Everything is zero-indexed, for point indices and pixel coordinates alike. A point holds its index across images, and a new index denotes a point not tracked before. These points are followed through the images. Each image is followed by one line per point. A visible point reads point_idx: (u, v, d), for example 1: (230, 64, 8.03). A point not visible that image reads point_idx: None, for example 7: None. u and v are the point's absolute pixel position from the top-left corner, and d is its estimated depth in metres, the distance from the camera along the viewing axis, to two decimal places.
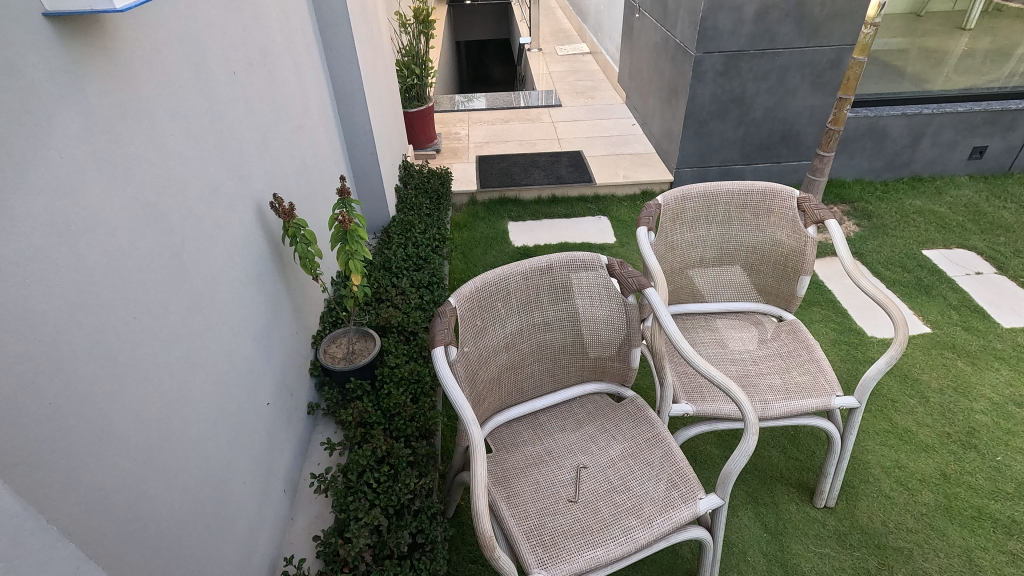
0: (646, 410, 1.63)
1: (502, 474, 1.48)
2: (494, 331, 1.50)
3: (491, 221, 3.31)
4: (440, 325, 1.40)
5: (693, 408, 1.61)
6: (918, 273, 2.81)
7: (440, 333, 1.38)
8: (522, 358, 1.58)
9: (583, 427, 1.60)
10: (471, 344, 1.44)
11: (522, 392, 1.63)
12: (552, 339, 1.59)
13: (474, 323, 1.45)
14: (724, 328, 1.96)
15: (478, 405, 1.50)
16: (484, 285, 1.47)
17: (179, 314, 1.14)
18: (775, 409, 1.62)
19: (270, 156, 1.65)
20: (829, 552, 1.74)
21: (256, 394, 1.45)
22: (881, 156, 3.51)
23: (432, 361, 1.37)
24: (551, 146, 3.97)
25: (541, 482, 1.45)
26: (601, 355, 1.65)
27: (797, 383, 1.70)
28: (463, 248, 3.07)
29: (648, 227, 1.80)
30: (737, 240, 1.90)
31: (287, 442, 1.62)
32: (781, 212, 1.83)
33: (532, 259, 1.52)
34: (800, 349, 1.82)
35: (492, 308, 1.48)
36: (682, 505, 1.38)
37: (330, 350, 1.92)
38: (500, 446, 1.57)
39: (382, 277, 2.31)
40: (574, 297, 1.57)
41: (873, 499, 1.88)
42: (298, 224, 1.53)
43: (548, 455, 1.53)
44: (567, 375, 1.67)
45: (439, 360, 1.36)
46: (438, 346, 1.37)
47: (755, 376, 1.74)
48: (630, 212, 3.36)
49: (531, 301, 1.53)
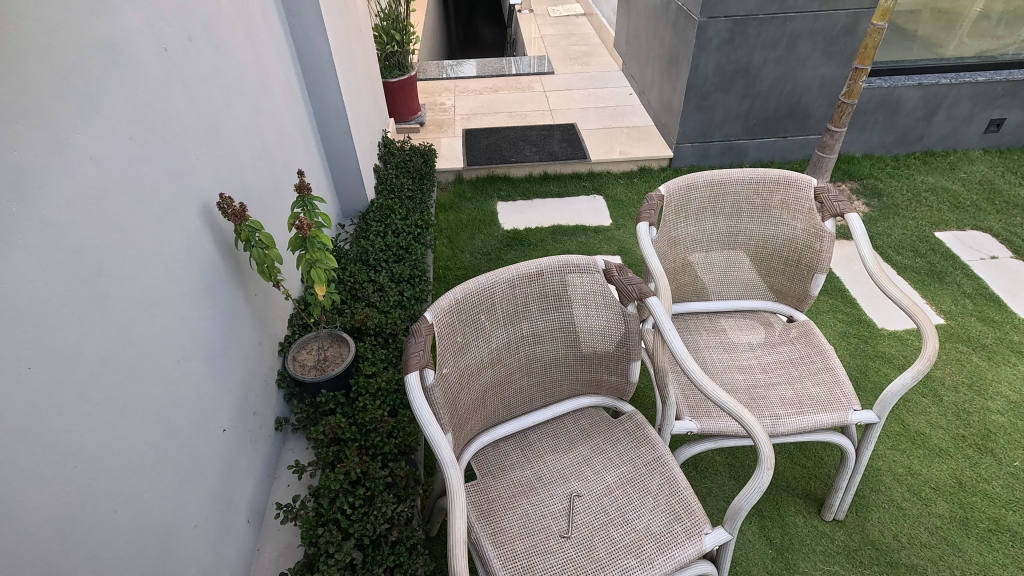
0: (647, 428, 1.48)
1: (487, 506, 1.33)
2: (476, 346, 1.33)
3: (479, 201, 3.11)
4: (412, 348, 1.23)
5: (697, 426, 1.46)
6: (930, 257, 2.66)
7: (413, 354, 1.22)
8: (510, 372, 1.42)
9: (577, 447, 1.46)
10: (450, 365, 1.28)
11: (509, 409, 1.48)
12: (542, 351, 1.43)
13: (453, 340, 1.28)
14: (730, 329, 1.80)
15: (460, 429, 1.35)
16: (465, 297, 1.29)
17: (97, 349, 0.95)
18: (787, 426, 1.48)
19: (219, 147, 1.44)
20: (837, 570, 1.63)
21: (211, 422, 1.29)
22: (893, 129, 3.29)
23: (405, 388, 1.21)
24: (543, 119, 3.73)
25: (529, 514, 1.32)
26: (596, 367, 1.49)
27: (810, 394, 1.55)
28: (449, 232, 2.89)
29: (649, 222, 1.63)
30: (747, 234, 1.74)
31: (252, 467, 1.46)
32: (794, 205, 1.67)
33: (520, 263, 1.36)
34: (813, 355, 1.66)
35: (475, 321, 1.32)
36: (686, 541, 1.24)
37: (300, 357, 1.74)
38: (486, 471, 1.42)
39: (358, 270, 2.13)
40: (568, 306, 1.40)
41: (883, 510, 1.77)
42: (253, 227, 1.34)
43: (538, 482, 1.39)
44: (558, 388, 1.51)
45: (413, 388, 1.19)
46: (412, 370, 1.21)
47: (763, 387, 1.59)
48: (627, 190, 3.16)
49: (519, 311, 1.37)
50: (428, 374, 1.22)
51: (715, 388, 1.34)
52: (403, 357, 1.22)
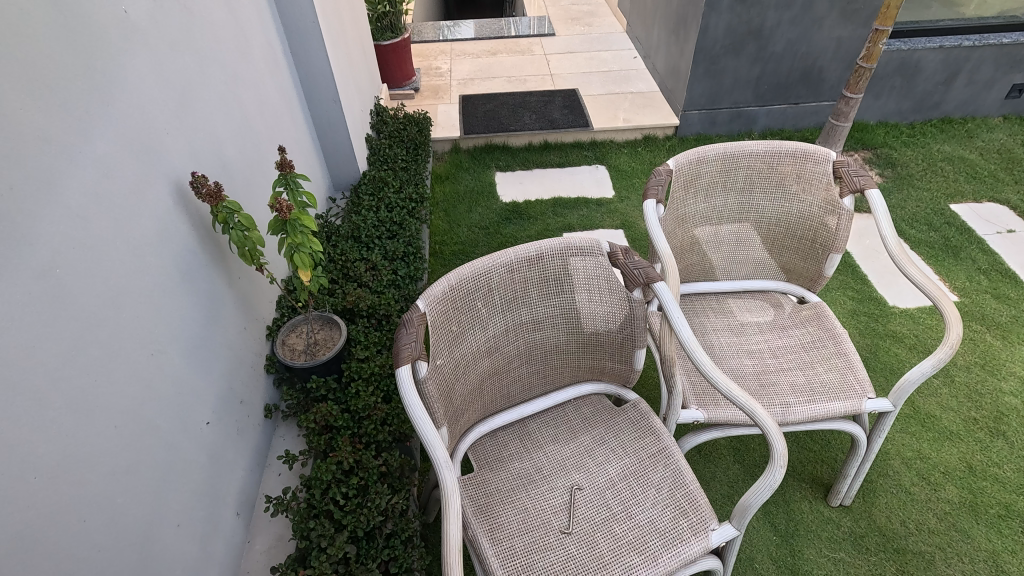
0: (651, 417, 1.42)
1: (485, 500, 1.28)
2: (472, 334, 1.26)
3: (476, 172, 2.99)
4: (403, 339, 1.15)
5: (704, 415, 1.40)
6: (945, 231, 2.56)
7: (403, 346, 1.14)
8: (508, 361, 1.35)
9: (578, 437, 1.40)
10: (445, 356, 1.20)
11: (507, 398, 1.41)
12: (542, 338, 1.36)
13: (448, 329, 1.20)
14: (738, 310, 1.72)
15: (456, 422, 1.29)
16: (460, 283, 1.21)
17: (55, 350, 0.87)
18: (798, 414, 1.41)
19: (192, 120, 1.32)
20: (843, 557, 1.60)
21: (193, 416, 1.22)
22: (911, 95, 3.15)
23: (396, 382, 1.13)
24: (543, 84, 3.57)
25: (529, 508, 1.26)
26: (599, 354, 1.42)
27: (822, 381, 1.48)
28: (445, 205, 2.78)
29: (656, 199, 1.53)
30: (759, 210, 1.65)
31: (239, 459, 1.40)
32: (809, 180, 1.58)
33: (518, 246, 1.27)
34: (825, 338, 1.59)
35: (470, 309, 1.24)
36: (692, 538, 1.20)
37: (289, 341, 1.67)
38: (483, 462, 1.36)
39: (350, 248, 2.04)
40: (570, 291, 1.32)
41: (891, 495, 1.72)
42: (230, 208, 1.24)
43: (538, 474, 1.33)
44: (559, 375, 1.44)
45: (404, 384, 1.12)
46: (404, 364, 1.13)
47: (772, 372, 1.52)
48: (630, 160, 3.04)
49: (518, 297, 1.29)
50: (421, 366, 1.14)
51: (723, 379, 1.27)
52: (394, 350, 1.14)
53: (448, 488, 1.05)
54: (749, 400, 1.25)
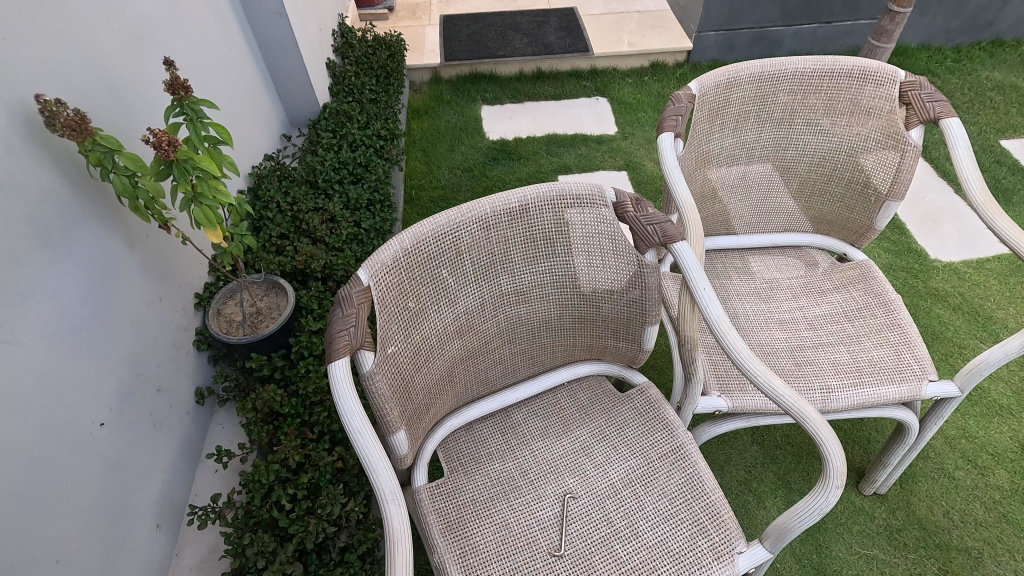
0: (662, 406, 1.16)
1: (456, 513, 1.03)
2: (436, 310, 0.98)
3: (459, 105, 2.62)
4: (337, 323, 0.85)
5: (728, 404, 1.14)
6: (995, 172, 2.24)
7: (337, 333, 0.85)
8: (485, 341, 1.07)
9: (572, 431, 1.14)
10: (399, 341, 0.93)
11: (485, 383, 1.15)
12: (528, 313, 1.08)
13: (402, 306, 0.92)
14: (767, 270, 1.43)
15: (419, 418, 1.02)
16: (418, 246, 0.92)
17: None
18: (842, 401, 1.15)
19: (50, 22, 0.97)
20: (877, 554, 1.39)
21: (75, 417, 0.95)
22: (960, 12, 2.73)
23: (328, 379, 0.83)
24: (537, 2, 3.11)
25: (510, 523, 1.02)
26: (599, 330, 1.14)
27: (871, 359, 1.21)
28: (423, 144, 2.43)
29: (674, 133, 1.20)
30: (799, 147, 1.34)
31: (158, 460, 1.14)
32: (866, 108, 1.27)
33: (495, 195, 0.97)
34: (873, 306, 1.30)
35: (432, 279, 0.95)
36: (713, 564, 0.96)
37: (224, 311, 1.38)
38: (455, 463, 1.11)
39: (305, 194, 1.72)
40: (563, 252, 1.03)
41: (932, 481, 1.50)
42: (105, 146, 0.92)
43: (522, 478, 1.08)
44: (550, 355, 1.17)
45: (337, 388, 0.81)
46: (339, 359, 0.83)
47: (809, 349, 1.25)
48: (636, 91, 2.66)
49: (496, 261, 1.00)
50: (366, 359, 0.87)
51: (764, 369, 0.92)
52: (326, 336, 0.85)
53: (393, 530, 0.76)
54: (800, 400, 0.90)
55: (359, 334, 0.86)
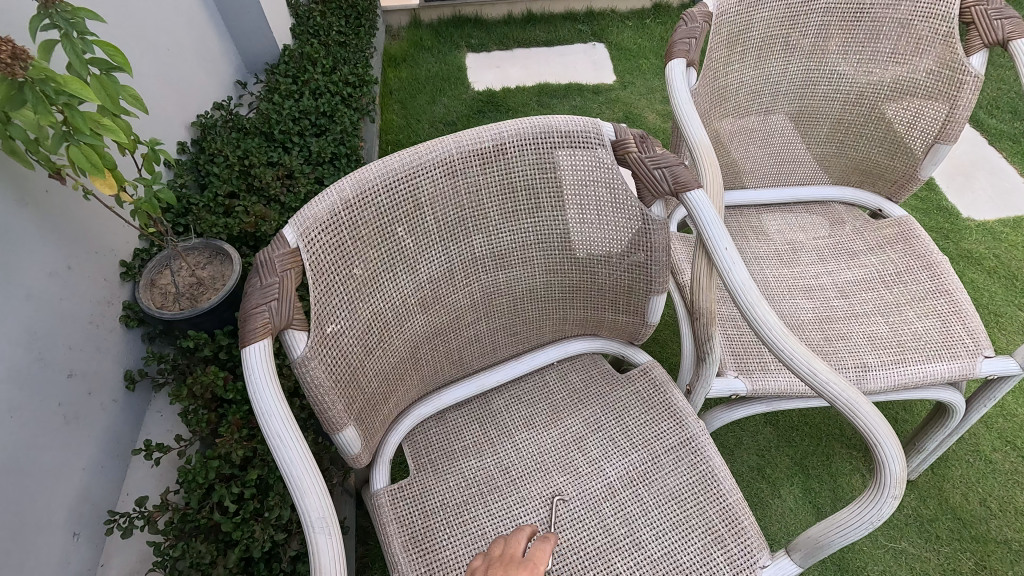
0: (670, 388, 0.98)
1: (423, 520, 0.86)
2: (392, 278, 0.79)
3: (441, 52, 2.37)
4: (256, 296, 0.66)
5: (747, 387, 0.96)
6: None
7: (255, 308, 0.65)
8: (456, 315, 0.88)
9: (563, 419, 0.97)
10: (342, 317, 0.74)
11: (460, 365, 0.96)
12: (508, 280, 0.89)
13: (345, 273, 0.73)
14: (790, 230, 1.24)
15: (375, 409, 0.84)
16: (364, 196, 0.72)
17: None
18: (882, 381, 0.97)
19: None
20: (905, 548, 1.24)
21: None
22: None
23: (241, 365, 0.64)
24: None
25: (487, 532, 0.85)
26: (596, 300, 0.95)
27: (915, 331, 1.03)
28: (401, 95, 2.19)
29: (686, 60, 0.99)
30: (830, 84, 1.15)
31: (72, 458, 0.97)
32: (917, 29, 1.06)
33: (463, 132, 0.77)
34: (915, 269, 1.12)
35: (384, 238, 0.76)
36: None
37: (159, 283, 1.19)
38: (423, 458, 0.93)
39: (259, 146, 1.50)
40: (550, 204, 0.84)
41: (967, 465, 1.34)
42: None
43: (504, 478, 0.91)
44: (537, 330, 0.98)
45: (254, 380, 0.62)
46: (257, 342, 0.64)
47: (841, 320, 1.06)
48: (636, 36, 2.41)
49: (466, 216, 0.81)
50: (299, 341, 0.69)
51: (803, 349, 0.71)
52: (240, 311, 0.65)
53: (322, 567, 0.58)
54: (850, 389, 0.69)
55: (285, 309, 0.67)
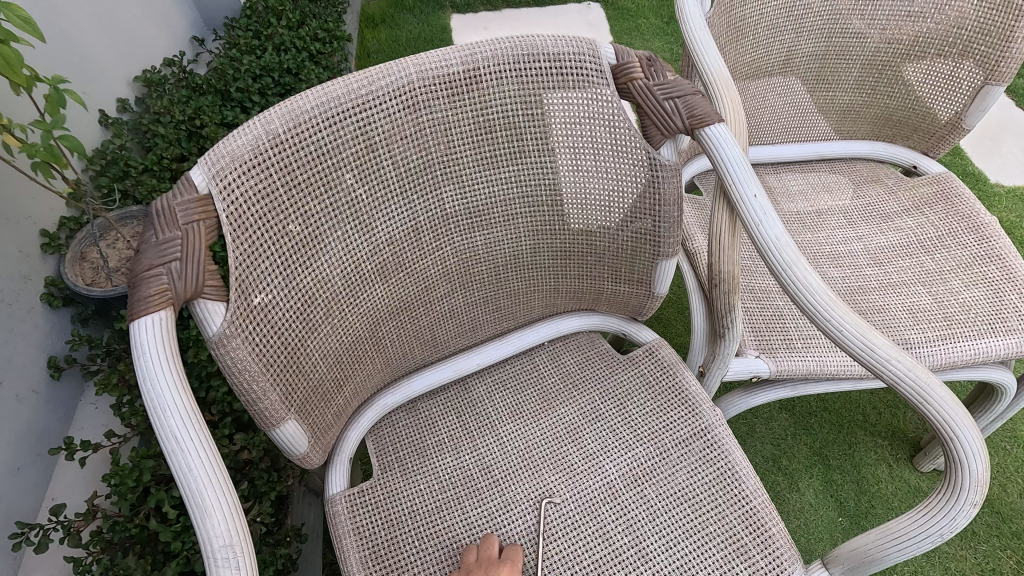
0: (681, 370, 0.83)
1: (387, 530, 0.72)
2: (341, 237, 0.63)
3: (424, 13, 2.19)
4: (151, 253, 0.50)
5: (771, 367, 0.83)
6: None
7: (150, 269, 0.49)
8: (426, 285, 0.73)
9: (555, 408, 0.82)
10: (274, 284, 0.59)
11: (434, 346, 0.81)
12: (488, 243, 0.74)
13: (277, 228, 0.58)
14: (812, 191, 1.09)
15: (328, 399, 0.70)
16: (298, 129, 0.56)
17: None
18: (928, 360, 0.83)
19: None
20: (939, 546, 1.11)
21: None
22: None
23: (130, 343, 0.48)
24: None
25: (464, 545, 0.71)
26: (593, 268, 0.80)
27: (963, 302, 0.89)
28: (380, 58, 2.02)
29: None
30: (862, 20, 1.00)
31: None
32: None
33: (427, 53, 0.61)
34: (959, 232, 0.97)
35: (328, 185, 0.60)
36: None
37: (90, 258, 1.04)
38: (390, 455, 0.79)
39: (214, 105, 1.34)
40: (537, 147, 0.69)
41: (1005, 453, 1.21)
42: None
43: (484, 479, 0.77)
44: (524, 305, 0.84)
45: (144, 364, 0.47)
46: (150, 314, 0.49)
47: (876, 290, 0.92)
48: None
49: (433, 161, 0.65)
50: (215, 315, 0.54)
51: (855, 319, 0.56)
52: (130, 274, 0.50)
53: None
54: (919, 367, 0.55)
55: (193, 271, 0.51)
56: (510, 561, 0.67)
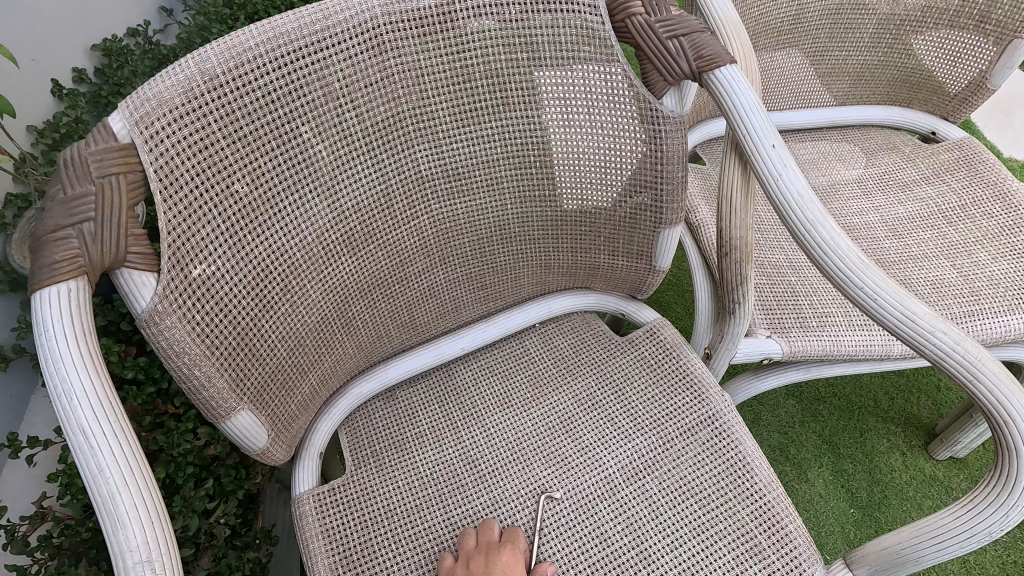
0: (687, 352, 0.76)
1: (361, 532, 0.64)
2: (299, 202, 0.55)
3: None
4: (57, 212, 0.42)
5: (784, 348, 0.75)
6: None
7: (54, 231, 0.41)
8: (401, 258, 0.65)
9: (546, 395, 0.75)
10: (217, 254, 0.51)
11: (414, 328, 0.73)
12: (470, 212, 0.66)
13: (219, 189, 0.50)
14: (824, 160, 1.01)
15: (290, 387, 0.62)
16: (240, 70, 0.48)
17: None
18: None
19: None
20: None
21: None
22: None
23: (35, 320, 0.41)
24: None
25: (446, 547, 0.64)
26: (589, 240, 0.72)
27: (991, 275, 0.82)
28: None
29: None
30: None
31: None
32: None
33: None
34: (984, 202, 0.90)
35: (280, 140, 0.52)
36: None
37: None
38: (365, 449, 0.71)
39: None
40: (523, 100, 0.61)
41: None
42: None
43: (470, 474, 0.69)
44: (513, 282, 0.76)
45: (48, 344, 0.39)
46: (54, 285, 0.41)
47: (897, 264, 0.85)
48: None
49: (403, 114, 0.57)
50: (143, 288, 0.46)
51: (893, 286, 0.48)
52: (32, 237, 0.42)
53: None
54: (967, 340, 0.47)
55: (111, 234, 0.43)
56: (511, 547, 0.61)
